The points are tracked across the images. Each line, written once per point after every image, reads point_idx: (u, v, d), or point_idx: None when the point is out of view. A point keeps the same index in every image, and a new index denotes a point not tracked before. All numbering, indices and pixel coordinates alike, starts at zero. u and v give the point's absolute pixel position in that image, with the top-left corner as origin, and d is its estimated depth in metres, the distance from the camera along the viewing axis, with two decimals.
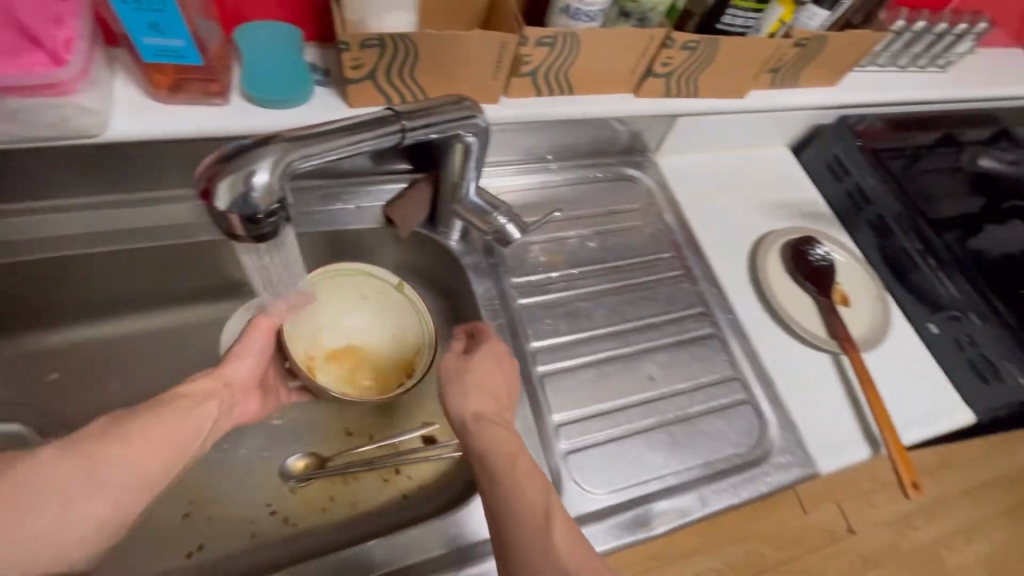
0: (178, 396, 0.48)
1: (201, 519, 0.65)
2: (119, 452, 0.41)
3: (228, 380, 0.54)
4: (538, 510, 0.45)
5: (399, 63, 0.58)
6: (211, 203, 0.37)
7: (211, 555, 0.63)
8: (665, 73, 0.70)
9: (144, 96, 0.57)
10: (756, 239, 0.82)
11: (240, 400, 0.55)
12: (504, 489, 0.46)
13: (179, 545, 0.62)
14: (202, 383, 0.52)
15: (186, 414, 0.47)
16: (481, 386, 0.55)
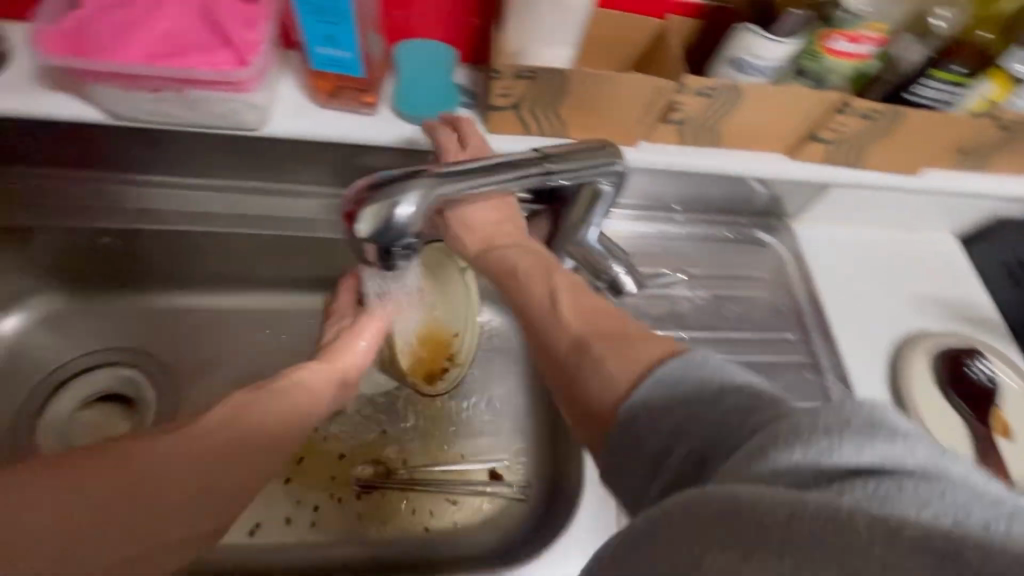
0: (291, 383, 0.53)
1: (270, 504, 0.67)
2: (232, 439, 0.46)
3: (344, 371, 0.58)
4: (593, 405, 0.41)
5: (547, 96, 0.57)
6: (353, 226, 0.36)
7: (271, 541, 0.65)
8: (831, 140, 0.63)
9: (304, 98, 0.60)
10: (901, 337, 0.71)
11: (347, 393, 0.59)
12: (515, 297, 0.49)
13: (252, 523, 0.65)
14: (317, 372, 0.56)
15: (292, 404, 0.52)
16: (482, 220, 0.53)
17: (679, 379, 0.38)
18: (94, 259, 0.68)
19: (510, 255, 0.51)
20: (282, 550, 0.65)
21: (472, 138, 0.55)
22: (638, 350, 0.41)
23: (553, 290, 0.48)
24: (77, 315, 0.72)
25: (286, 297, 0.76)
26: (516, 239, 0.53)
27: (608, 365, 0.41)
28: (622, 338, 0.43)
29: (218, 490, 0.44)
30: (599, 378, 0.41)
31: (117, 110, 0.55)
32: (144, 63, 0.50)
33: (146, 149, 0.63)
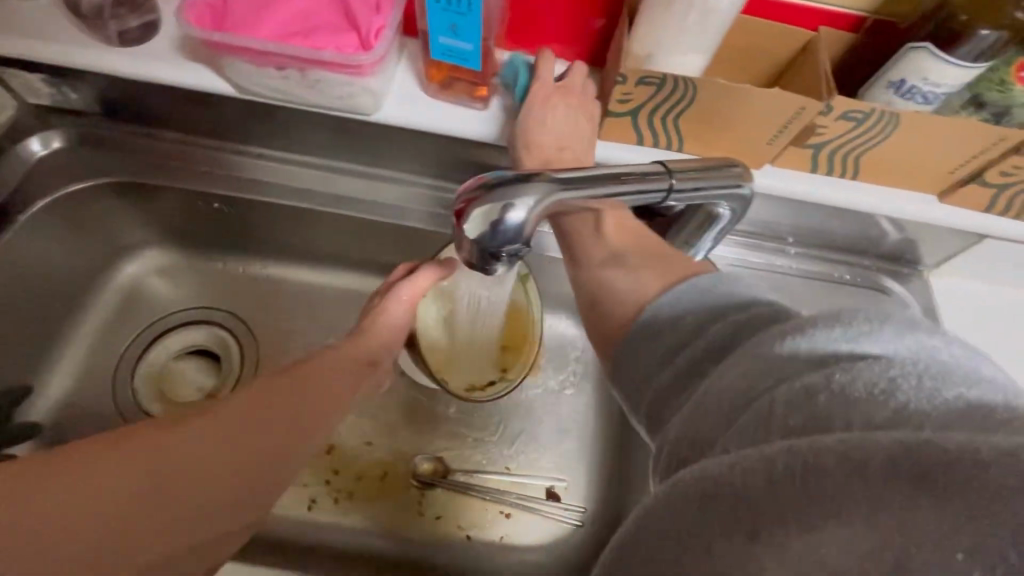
0: (314, 370, 0.50)
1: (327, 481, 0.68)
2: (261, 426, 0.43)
3: (374, 353, 0.55)
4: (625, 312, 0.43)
5: (670, 106, 0.52)
6: (462, 225, 0.35)
7: (322, 518, 0.66)
8: (1000, 185, 0.54)
9: (418, 87, 0.59)
10: None
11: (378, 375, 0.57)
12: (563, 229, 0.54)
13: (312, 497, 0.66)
14: (338, 355, 0.53)
15: (323, 386, 0.49)
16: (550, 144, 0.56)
17: (683, 300, 0.38)
18: (204, 222, 0.72)
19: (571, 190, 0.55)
20: (332, 531, 0.66)
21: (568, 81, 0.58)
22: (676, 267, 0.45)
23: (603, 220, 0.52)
24: (182, 272, 0.76)
25: (370, 280, 0.77)
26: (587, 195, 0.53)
27: (641, 276, 0.45)
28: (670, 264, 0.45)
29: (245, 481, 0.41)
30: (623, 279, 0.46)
31: (244, 84, 0.57)
32: (273, 41, 0.51)
33: (262, 123, 0.65)
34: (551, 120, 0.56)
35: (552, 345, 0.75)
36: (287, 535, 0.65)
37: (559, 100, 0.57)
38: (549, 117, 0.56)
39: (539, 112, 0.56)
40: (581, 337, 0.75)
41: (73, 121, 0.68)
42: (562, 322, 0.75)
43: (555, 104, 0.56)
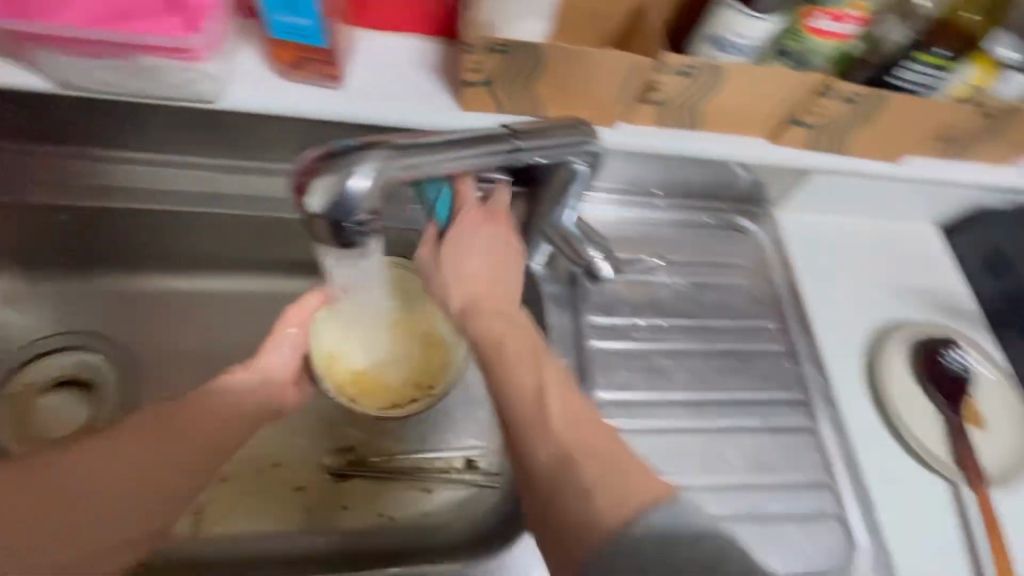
0: (216, 391, 0.52)
1: (230, 493, 0.64)
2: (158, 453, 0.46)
3: (270, 371, 0.57)
4: (526, 393, 0.42)
5: (521, 72, 0.54)
6: (305, 200, 0.34)
7: (227, 530, 0.62)
8: (813, 124, 0.61)
9: (266, 69, 0.57)
10: (878, 326, 0.71)
11: (281, 391, 0.58)
12: (498, 381, 0.43)
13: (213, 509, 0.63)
14: (240, 378, 0.55)
15: (224, 412, 0.51)
16: (472, 275, 0.48)
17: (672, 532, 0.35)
18: (48, 237, 0.65)
19: (496, 327, 0.46)
20: (239, 540, 0.62)
21: (494, 216, 0.49)
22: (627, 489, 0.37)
23: (544, 385, 0.43)
24: (31, 296, 0.68)
25: (254, 281, 0.73)
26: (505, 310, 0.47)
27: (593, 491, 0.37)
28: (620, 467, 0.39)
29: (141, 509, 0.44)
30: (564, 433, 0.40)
31: (62, 78, 0.51)
32: (86, 26, 0.47)
33: (98, 121, 0.59)
34: (474, 248, 0.48)
35: None
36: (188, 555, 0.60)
37: (483, 229, 0.48)
38: (472, 241, 0.48)
39: (464, 240, 0.48)
40: None
41: None
42: None
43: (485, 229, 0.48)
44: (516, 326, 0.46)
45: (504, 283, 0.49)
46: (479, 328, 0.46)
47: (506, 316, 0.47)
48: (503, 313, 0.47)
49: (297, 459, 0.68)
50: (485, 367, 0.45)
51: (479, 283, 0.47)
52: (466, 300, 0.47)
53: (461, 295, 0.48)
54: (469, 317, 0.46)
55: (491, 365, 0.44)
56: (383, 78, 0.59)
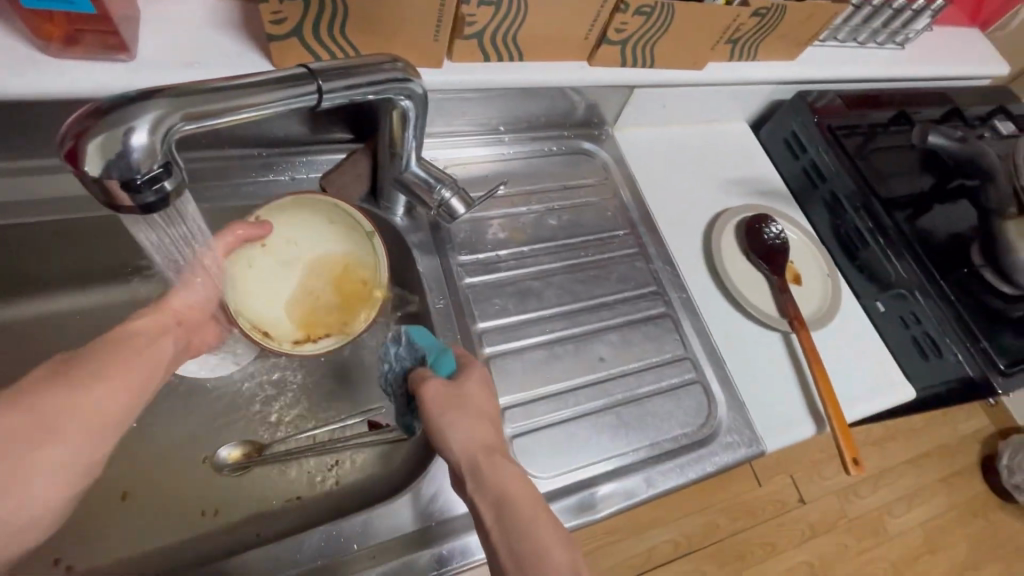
0: (130, 334, 0.46)
1: (112, 519, 0.60)
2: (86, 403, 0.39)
3: (180, 315, 0.51)
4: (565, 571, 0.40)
5: (327, 19, 0.53)
6: (80, 167, 0.32)
7: (114, 553, 0.58)
8: (622, 40, 0.66)
9: (35, 49, 0.50)
10: (711, 217, 0.81)
11: (195, 331, 0.54)
12: (513, 527, 0.41)
13: (100, 534, 0.59)
14: (150, 318, 0.49)
15: (141, 353, 0.45)
16: (480, 413, 0.48)
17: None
18: None
19: (510, 479, 0.44)
20: (133, 561, 0.58)
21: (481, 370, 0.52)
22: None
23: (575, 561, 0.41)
24: None
25: (90, 293, 0.66)
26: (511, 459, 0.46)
27: None
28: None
29: (67, 474, 0.38)
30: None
31: None
32: None
33: None
34: (484, 400, 0.49)
35: None
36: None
37: (476, 380, 0.51)
38: (481, 398, 0.49)
39: (475, 388, 0.50)
40: None
41: None
42: None
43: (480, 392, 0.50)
44: (521, 474, 0.45)
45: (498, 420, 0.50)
46: (495, 474, 0.44)
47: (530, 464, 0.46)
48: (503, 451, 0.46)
49: (185, 466, 0.64)
50: (500, 524, 0.42)
51: (482, 429, 0.47)
52: (479, 445, 0.46)
53: (465, 443, 0.46)
54: (485, 459, 0.45)
55: (505, 519, 0.42)
56: (181, 43, 0.55)
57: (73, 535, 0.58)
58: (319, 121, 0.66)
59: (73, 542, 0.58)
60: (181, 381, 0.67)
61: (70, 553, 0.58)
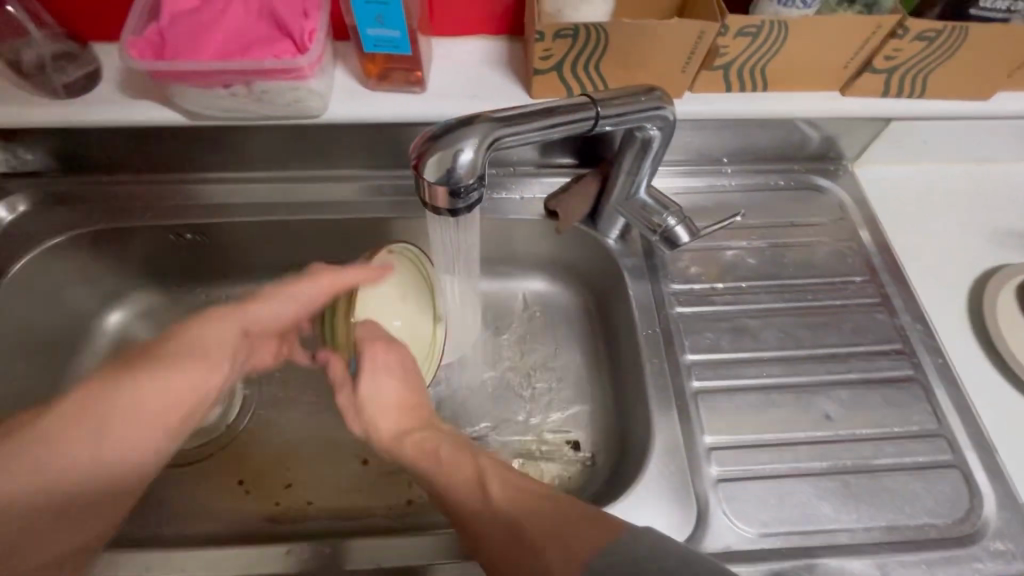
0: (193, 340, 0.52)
1: (327, 472, 0.66)
2: (144, 416, 0.48)
3: (250, 326, 0.55)
4: (471, 480, 0.49)
5: (588, 55, 0.58)
6: (421, 177, 0.39)
7: (322, 503, 0.65)
8: (890, 68, 0.60)
9: (359, 84, 0.64)
10: (980, 272, 0.68)
11: (260, 345, 0.59)
12: (442, 493, 0.50)
13: (331, 483, 0.66)
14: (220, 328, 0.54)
15: (207, 353, 0.53)
16: (384, 404, 0.57)
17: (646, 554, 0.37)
18: (181, 256, 0.74)
19: (425, 447, 0.53)
20: (338, 514, 0.64)
21: (374, 352, 0.56)
22: (575, 535, 0.41)
23: (480, 470, 0.49)
24: (166, 309, 0.77)
25: None
26: (426, 422, 0.57)
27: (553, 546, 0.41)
28: (558, 532, 0.41)
29: (143, 450, 0.48)
30: (498, 485, 0.47)
31: (197, 109, 0.61)
32: (217, 60, 0.54)
33: (220, 146, 0.68)
34: (379, 388, 0.57)
35: (532, 306, 0.78)
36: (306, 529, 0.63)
37: (389, 358, 0.57)
38: (378, 388, 0.57)
39: (369, 382, 0.56)
40: (557, 290, 0.78)
41: (35, 183, 0.69)
42: (538, 282, 0.78)
43: (218, 332, 0.53)
44: (424, 434, 0.55)
45: (409, 396, 0.58)
46: (403, 455, 0.54)
47: (435, 432, 0.55)
48: (430, 428, 0.56)
49: None
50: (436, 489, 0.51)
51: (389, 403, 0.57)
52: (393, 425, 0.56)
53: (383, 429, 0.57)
54: (396, 443, 0.55)
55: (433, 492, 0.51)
56: (459, 78, 0.64)
57: (297, 478, 0.66)
58: (550, 146, 0.72)
59: (309, 483, 0.66)
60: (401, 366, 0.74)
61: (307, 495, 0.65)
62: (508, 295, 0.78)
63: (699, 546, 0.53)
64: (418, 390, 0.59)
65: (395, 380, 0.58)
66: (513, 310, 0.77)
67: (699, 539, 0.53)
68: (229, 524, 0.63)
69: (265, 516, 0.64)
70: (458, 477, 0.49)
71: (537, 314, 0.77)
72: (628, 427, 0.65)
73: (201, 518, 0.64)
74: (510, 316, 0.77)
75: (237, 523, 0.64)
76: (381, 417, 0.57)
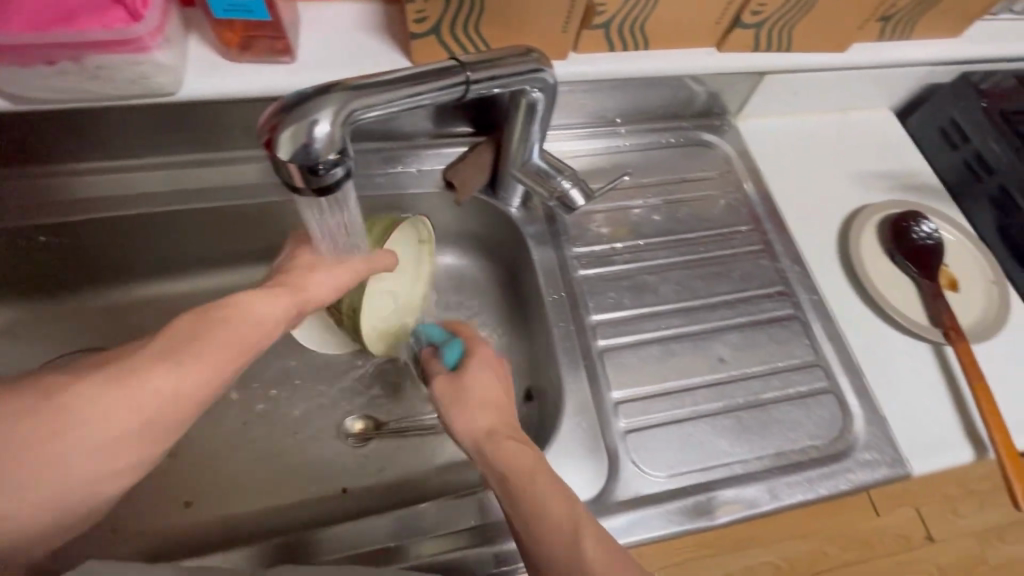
0: (230, 305, 0.43)
1: (230, 478, 0.63)
2: (144, 400, 0.38)
3: (302, 298, 0.48)
4: (563, 527, 0.39)
5: (464, 16, 0.55)
6: (275, 154, 0.36)
7: (227, 510, 0.61)
8: (757, 24, 0.63)
9: (217, 55, 0.57)
10: (848, 214, 0.74)
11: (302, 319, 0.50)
12: (526, 512, 0.40)
13: (242, 489, 0.62)
14: (270, 297, 0.46)
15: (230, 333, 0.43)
16: (482, 400, 0.48)
17: None
18: (36, 262, 0.65)
19: (520, 452, 0.44)
20: (245, 519, 0.61)
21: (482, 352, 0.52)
22: None
23: (578, 520, 0.40)
24: (27, 322, 0.68)
25: (241, 273, 0.73)
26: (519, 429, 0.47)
27: None
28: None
29: (131, 453, 0.39)
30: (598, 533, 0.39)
31: (20, 91, 0.52)
32: (30, 32, 0.47)
33: (62, 134, 0.59)
34: (483, 378, 0.49)
35: (442, 282, 0.76)
36: (221, 538, 0.60)
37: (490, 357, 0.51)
38: (479, 383, 0.49)
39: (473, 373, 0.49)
40: (467, 263, 0.77)
41: None
42: (446, 257, 0.76)
43: (263, 297, 0.45)
44: (526, 447, 0.44)
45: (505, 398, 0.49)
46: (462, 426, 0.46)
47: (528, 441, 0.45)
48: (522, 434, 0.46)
49: None
50: (509, 491, 0.42)
51: (491, 387, 0.49)
52: (489, 398, 0.48)
53: (466, 426, 0.46)
54: (490, 443, 0.45)
55: (513, 501, 0.41)
56: (333, 46, 0.60)
57: (201, 486, 0.62)
58: (443, 115, 0.69)
59: (219, 490, 0.62)
60: (304, 357, 0.69)
61: (221, 505, 0.62)
62: None
63: (610, 497, 0.55)
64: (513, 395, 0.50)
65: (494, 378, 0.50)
66: None
67: (611, 490, 0.55)
68: (118, 549, 0.58)
69: (169, 538, 0.59)
70: (539, 506, 0.40)
71: (448, 290, 0.76)
72: (543, 392, 0.66)
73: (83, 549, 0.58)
74: None
75: (126, 548, 0.59)
76: (478, 417, 0.47)
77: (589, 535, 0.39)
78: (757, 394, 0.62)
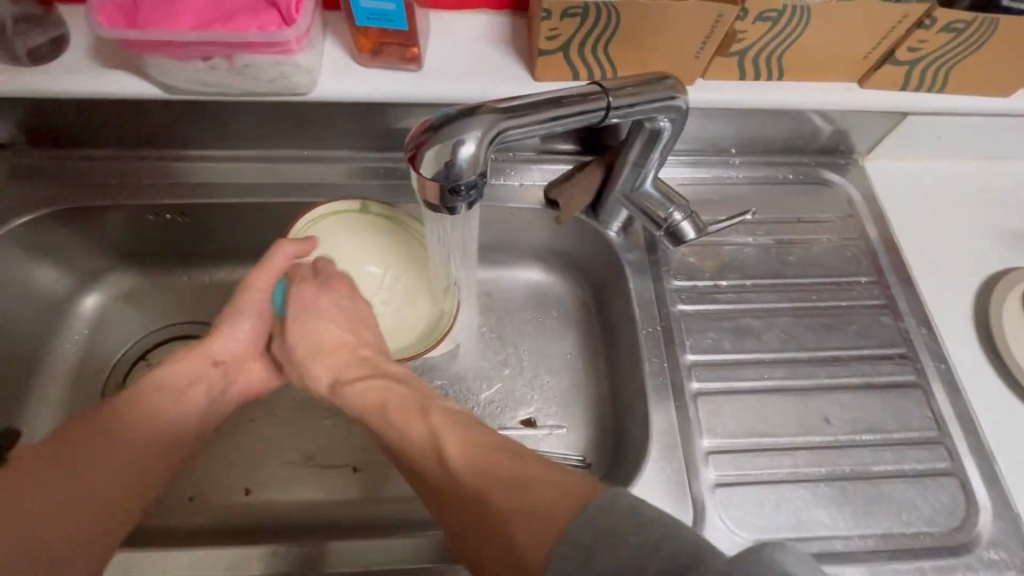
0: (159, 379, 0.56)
1: (308, 466, 0.64)
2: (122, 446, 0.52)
3: (217, 354, 0.60)
4: (426, 442, 0.47)
5: (596, 36, 0.54)
6: (417, 169, 0.37)
7: (304, 498, 0.63)
8: (911, 61, 0.57)
9: (349, 58, 0.59)
10: (987, 276, 0.66)
11: (238, 370, 0.61)
12: (398, 441, 0.49)
13: (319, 481, 0.64)
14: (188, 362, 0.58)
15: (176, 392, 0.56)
16: (316, 362, 0.58)
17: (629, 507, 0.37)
18: (161, 236, 0.70)
19: (367, 395, 0.53)
20: (320, 511, 0.62)
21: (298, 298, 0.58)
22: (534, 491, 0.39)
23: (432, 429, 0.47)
24: (145, 291, 0.73)
25: None
26: (363, 371, 0.56)
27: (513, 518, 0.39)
28: (529, 484, 0.40)
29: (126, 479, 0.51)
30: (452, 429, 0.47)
31: (174, 83, 0.56)
32: (193, 30, 0.50)
33: (200, 121, 0.63)
34: (317, 329, 0.58)
35: (529, 297, 0.75)
36: (297, 526, 0.61)
37: (320, 307, 0.58)
38: (310, 339, 0.59)
39: (312, 329, 0.58)
40: (556, 282, 0.75)
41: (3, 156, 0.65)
42: (535, 273, 0.75)
43: (184, 360, 0.58)
44: (381, 386, 0.53)
45: (351, 343, 0.58)
46: (350, 396, 0.54)
47: (384, 377, 0.55)
48: (381, 373, 0.55)
49: None
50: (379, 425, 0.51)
51: (333, 354, 0.58)
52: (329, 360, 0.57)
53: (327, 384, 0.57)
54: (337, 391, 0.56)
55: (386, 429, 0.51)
56: (457, 57, 0.60)
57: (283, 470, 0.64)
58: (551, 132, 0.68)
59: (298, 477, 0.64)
60: None
61: (299, 494, 0.63)
62: (505, 285, 0.75)
63: None
64: (357, 336, 0.59)
65: (330, 327, 0.58)
66: (508, 301, 0.75)
67: None
68: (202, 519, 0.61)
69: (249, 517, 0.62)
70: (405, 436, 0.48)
71: (534, 306, 0.75)
72: (624, 426, 0.64)
73: (173, 514, 0.62)
74: (504, 306, 0.74)
75: (210, 520, 0.62)
76: (333, 370, 0.57)
77: (449, 435, 0.46)
78: (866, 464, 0.56)
